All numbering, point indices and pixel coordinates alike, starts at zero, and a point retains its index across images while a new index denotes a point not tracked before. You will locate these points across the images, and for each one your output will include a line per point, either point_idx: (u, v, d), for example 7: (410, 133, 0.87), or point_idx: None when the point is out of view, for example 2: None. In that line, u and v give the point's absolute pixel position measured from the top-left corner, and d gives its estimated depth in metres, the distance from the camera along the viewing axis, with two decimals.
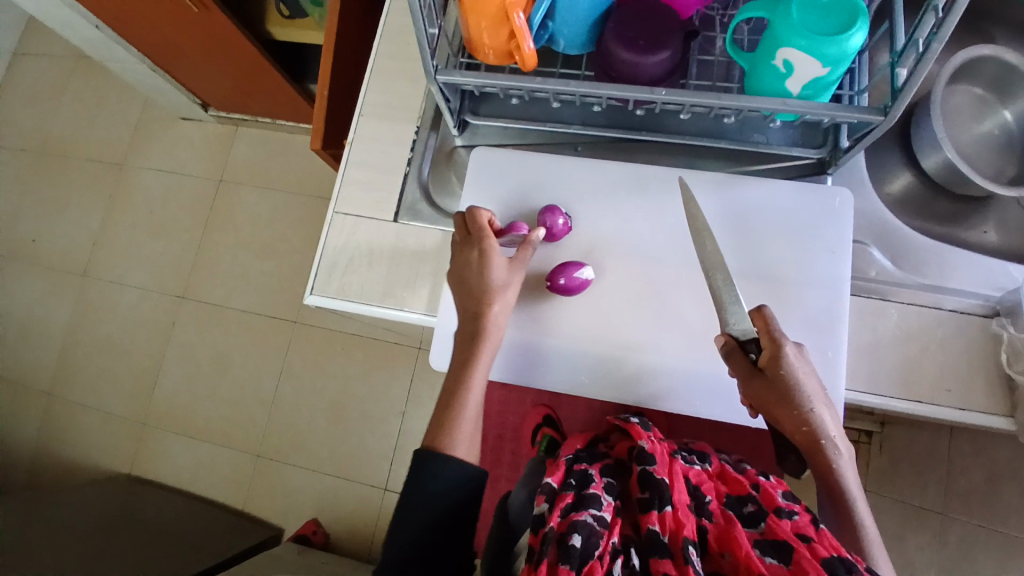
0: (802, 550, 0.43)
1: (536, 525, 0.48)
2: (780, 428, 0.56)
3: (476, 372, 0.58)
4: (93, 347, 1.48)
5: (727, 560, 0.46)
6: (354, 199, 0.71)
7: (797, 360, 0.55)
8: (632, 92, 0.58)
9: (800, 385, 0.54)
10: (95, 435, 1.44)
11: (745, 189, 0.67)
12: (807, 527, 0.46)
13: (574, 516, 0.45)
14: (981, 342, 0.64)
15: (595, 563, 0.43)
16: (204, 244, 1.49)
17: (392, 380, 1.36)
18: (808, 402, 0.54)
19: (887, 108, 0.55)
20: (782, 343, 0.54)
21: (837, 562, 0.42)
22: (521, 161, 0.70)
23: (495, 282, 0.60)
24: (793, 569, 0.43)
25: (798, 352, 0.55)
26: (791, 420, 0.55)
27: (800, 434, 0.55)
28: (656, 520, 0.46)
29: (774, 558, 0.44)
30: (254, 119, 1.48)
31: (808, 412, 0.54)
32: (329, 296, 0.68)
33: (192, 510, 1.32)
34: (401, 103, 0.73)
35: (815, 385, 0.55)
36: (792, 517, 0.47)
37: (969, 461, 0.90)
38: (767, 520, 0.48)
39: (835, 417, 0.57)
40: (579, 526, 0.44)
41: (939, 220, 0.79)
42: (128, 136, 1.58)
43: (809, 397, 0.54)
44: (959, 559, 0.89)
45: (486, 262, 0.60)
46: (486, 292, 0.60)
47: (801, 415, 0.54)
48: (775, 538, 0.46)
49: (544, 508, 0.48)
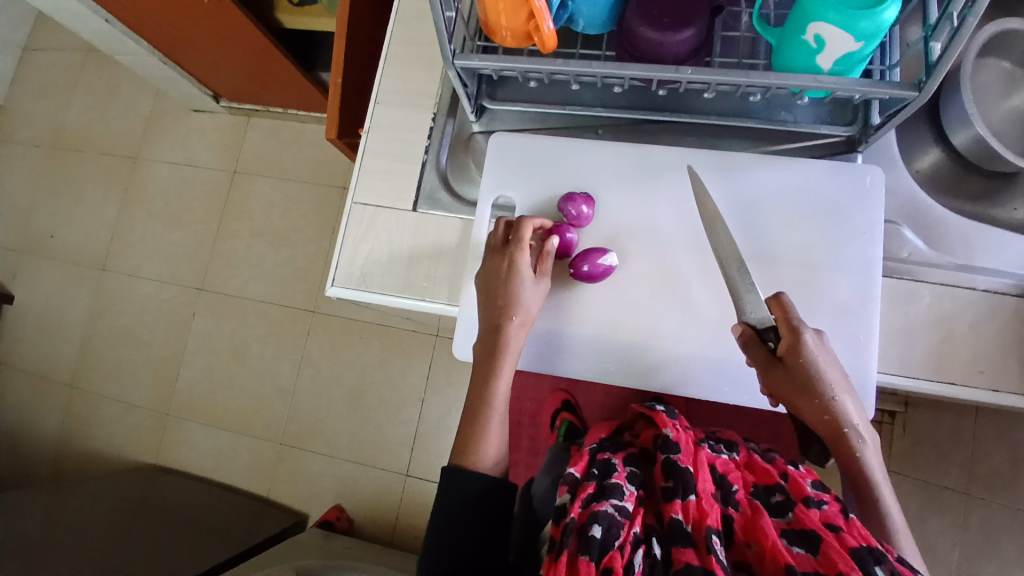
0: (831, 540, 0.43)
1: (558, 515, 0.47)
2: (802, 418, 0.54)
3: (505, 363, 0.59)
4: (114, 339, 1.50)
5: (753, 550, 0.45)
6: (371, 189, 0.70)
7: (817, 347, 0.54)
8: (656, 72, 0.56)
9: (822, 372, 0.53)
10: (120, 425, 1.46)
11: (775, 172, 0.66)
12: (836, 517, 0.45)
13: (595, 506, 0.45)
14: (1014, 323, 0.62)
15: (614, 554, 0.42)
16: (220, 236, 1.49)
17: (409, 368, 1.36)
18: (830, 390, 0.53)
19: (921, 83, 0.53)
20: (799, 331, 0.53)
21: (865, 553, 0.42)
22: (540, 146, 0.69)
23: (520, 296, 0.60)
24: (822, 560, 0.42)
25: (819, 340, 0.54)
26: (812, 409, 0.53)
27: (821, 423, 0.54)
28: (679, 509, 0.45)
29: (802, 548, 0.44)
30: (265, 109, 1.48)
31: (829, 401, 0.53)
32: (349, 287, 0.68)
33: (217, 497, 1.34)
34: (417, 89, 0.72)
35: (837, 372, 0.54)
36: (821, 507, 0.47)
37: (997, 443, 0.89)
38: (795, 510, 0.47)
39: (860, 406, 0.55)
40: (599, 517, 0.43)
41: (970, 200, 0.76)
42: (140, 129, 1.58)
43: (830, 385, 0.53)
44: (985, 540, 0.88)
45: (513, 272, 0.60)
46: (515, 286, 0.59)
47: (823, 404, 0.53)
48: (802, 528, 0.45)
49: (566, 499, 0.47)
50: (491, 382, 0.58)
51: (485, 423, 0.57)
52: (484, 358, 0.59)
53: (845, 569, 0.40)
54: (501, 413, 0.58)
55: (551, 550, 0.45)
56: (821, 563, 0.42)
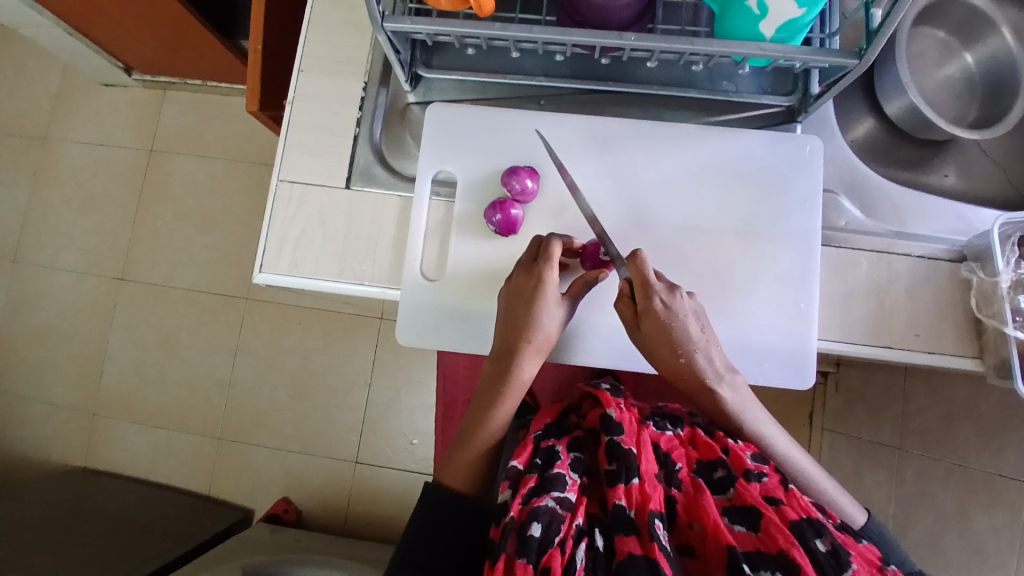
0: (770, 515, 0.47)
1: (501, 515, 0.49)
2: (664, 370, 0.57)
3: (484, 388, 0.59)
4: (30, 336, 1.37)
5: (695, 531, 0.49)
6: (299, 166, 0.65)
7: (679, 305, 0.56)
8: (599, 38, 0.54)
9: (678, 330, 0.55)
10: (41, 429, 1.35)
11: (717, 142, 0.65)
12: (775, 489, 0.50)
13: (535, 502, 0.47)
14: (950, 288, 0.63)
15: (553, 552, 0.44)
16: (141, 220, 1.37)
17: (355, 353, 1.31)
18: (685, 346, 0.56)
19: (862, 51, 0.53)
20: (653, 299, 0.55)
21: (805, 525, 0.47)
22: (477, 118, 0.65)
23: (542, 322, 0.58)
24: (761, 535, 0.46)
25: (679, 298, 0.56)
26: (677, 366, 0.57)
27: (688, 376, 0.57)
28: (622, 494, 0.48)
29: (743, 526, 0.48)
30: (184, 81, 1.36)
31: (692, 355, 0.56)
32: (280, 272, 0.63)
33: (154, 498, 1.26)
34: (346, 56, 0.67)
35: (701, 325, 0.56)
36: (761, 480, 0.51)
37: (927, 399, 0.95)
38: (735, 485, 0.51)
39: (722, 355, 0.58)
40: (539, 514, 0.46)
41: (903, 165, 0.79)
42: (44, 104, 1.42)
43: (691, 339, 0.56)
44: (917, 491, 0.94)
45: (538, 293, 0.58)
46: (507, 309, 0.59)
47: (688, 359, 0.56)
48: (743, 504, 0.49)
49: (507, 496, 0.50)
50: (484, 420, 0.58)
51: (466, 461, 0.57)
52: (481, 405, 0.58)
53: (785, 544, 0.45)
54: (477, 445, 0.57)
55: (490, 553, 0.47)
56: (761, 539, 0.46)
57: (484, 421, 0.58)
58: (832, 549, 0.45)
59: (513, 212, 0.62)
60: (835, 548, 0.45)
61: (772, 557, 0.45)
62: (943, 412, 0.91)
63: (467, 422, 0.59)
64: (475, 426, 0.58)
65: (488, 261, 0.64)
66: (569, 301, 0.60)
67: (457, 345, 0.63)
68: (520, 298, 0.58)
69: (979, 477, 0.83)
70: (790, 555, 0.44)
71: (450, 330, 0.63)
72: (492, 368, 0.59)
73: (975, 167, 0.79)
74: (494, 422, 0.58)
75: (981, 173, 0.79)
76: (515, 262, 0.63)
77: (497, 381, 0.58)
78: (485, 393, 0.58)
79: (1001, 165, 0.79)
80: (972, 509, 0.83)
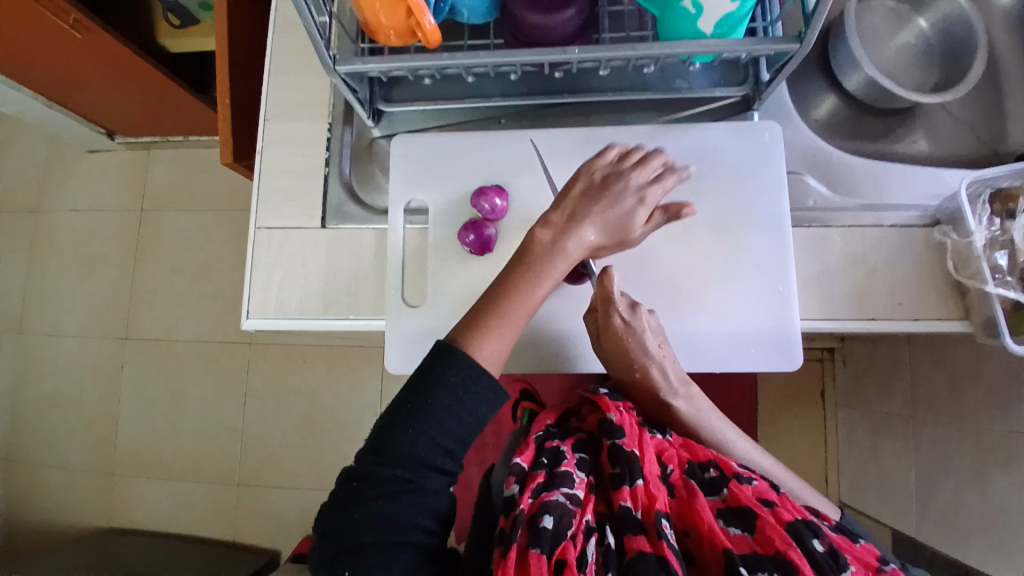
0: (766, 516, 0.47)
1: (507, 508, 0.50)
2: (624, 380, 0.61)
3: (530, 262, 0.54)
4: (42, 405, 1.39)
5: (690, 537, 0.49)
6: (274, 211, 0.67)
7: (639, 323, 0.59)
8: (545, 54, 0.55)
9: (635, 346, 0.59)
10: (63, 494, 1.36)
11: (678, 138, 0.66)
12: (768, 492, 0.50)
13: (545, 497, 0.48)
14: (928, 254, 0.64)
15: (567, 545, 0.45)
16: (138, 279, 1.40)
17: (361, 384, 1.32)
18: (641, 361, 0.59)
19: (801, 35, 0.54)
20: (611, 315, 0.59)
21: (801, 526, 0.47)
22: (441, 144, 0.67)
23: (634, 234, 0.58)
24: (758, 538, 0.47)
25: (637, 317, 0.59)
26: (633, 379, 0.60)
27: (643, 388, 0.60)
28: (628, 496, 0.49)
29: (738, 528, 0.48)
30: (166, 139, 1.39)
31: (647, 370, 0.59)
32: (267, 316, 0.65)
33: (179, 552, 1.27)
34: (309, 100, 0.69)
35: (659, 340, 0.60)
36: (753, 483, 0.51)
37: (930, 363, 0.94)
38: (729, 486, 0.51)
39: (677, 369, 0.61)
40: (551, 507, 0.46)
41: (870, 137, 0.80)
42: (34, 177, 1.45)
43: (648, 354, 0.59)
44: (934, 458, 0.93)
45: (637, 212, 0.58)
46: (584, 213, 0.56)
47: (645, 373, 0.59)
48: (737, 505, 0.49)
49: (515, 490, 0.50)
50: (524, 287, 0.53)
51: (501, 318, 0.52)
52: (521, 270, 0.54)
53: (782, 546, 0.45)
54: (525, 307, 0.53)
55: (501, 542, 0.48)
56: (757, 542, 0.47)
57: (529, 285, 0.54)
58: (830, 549, 0.45)
59: (487, 232, 0.63)
60: (833, 549, 0.45)
61: (768, 559, 0.45)
62: (948, 375, 0.91)
63: (501, 282, 0.54)
64: (521, 298, 0.53)
65: (465, 281, 0.65)
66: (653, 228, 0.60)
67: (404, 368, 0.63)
68: (611, 193, 0.58)
69: (991, 436, 0.83)
70: (787, 556, 0.45)
71: (406, 354, 0.63)
72: (554, 257, 0.55)
73: (942, 130, 0.80)
74: (537, 290, 0.54)
75: (947, 134, 0.80)
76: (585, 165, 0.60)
77: (534, 255, 0.55)
78: (520, 262, 0.55)
79: (968, 125, 0.80)
80: (988, 469, 0.83)
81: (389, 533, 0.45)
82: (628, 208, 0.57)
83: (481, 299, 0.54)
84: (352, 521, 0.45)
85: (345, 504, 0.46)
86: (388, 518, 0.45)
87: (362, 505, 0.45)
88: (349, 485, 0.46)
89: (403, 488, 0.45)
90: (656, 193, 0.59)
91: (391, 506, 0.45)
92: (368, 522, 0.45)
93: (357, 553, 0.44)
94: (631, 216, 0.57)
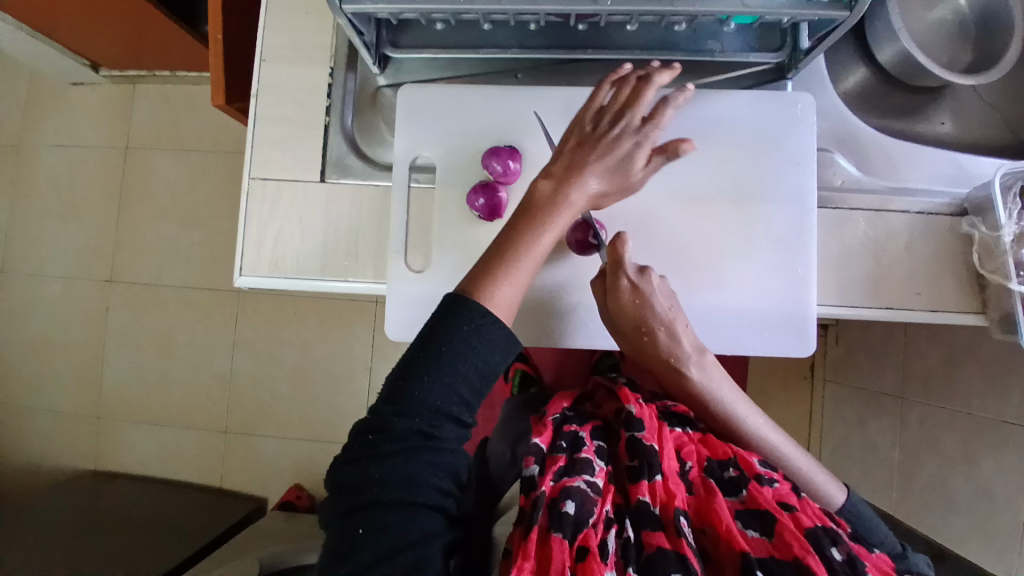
0: (785, 521, 0.46)
1: (528, 486, 0.48)
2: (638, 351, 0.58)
3: (535, 215, 0.51)
4: (26, 346, 1.36)
5: (707, 535, 0.48)
6: (269, 162, 0.62)
7: (648, 285, 0.56)
8: (573, 5, 0.51)
9: (644, 308, 0.56)
10: (50, 436, 1.35)
11: (704, 104, 0.62)
12: (789, 495, 0.49)
13: (567, 481, 0.48)
14: (950, 243, 0.62)
15: (589, 532, 0.44)
16: (123, 221, 1.34)
17: (352, 339, 1.30)
18: (650, 325, 0.56)
19: (852, 2, 0.50)
20: (620, 276, 0.55)
21: (820, 533, 0.46)
22: (451, 96, 0.62)
23: (633, 183, 0.53)
24: (776, 542, 0.46)
25: (646, 279, 0.56)
26: (641, 343, 0.57)
27: (653, 353, 0.57)
28: (646, 490, 0.48)
29: (756, 531, 0.47)
30: (152, 73, 1.31)
31: (656, 334, 0.56)
32: (261, 275, 0.61)
33: (168, 497, 1.27)
34: (308, 41, 0.63)
35: (670, 303, 0.56)
36: (773, 485, 0.50)
37: (928, 348, 0.94)
38: (748, 487, 0.50)
39: (691, 336, 0.58)
40: (573, 493, 0.46)
41: (896, 115, 0.76)
42: (12, 109, 1.37)
43: (658, 318, 0.56)
44: (921, 440, 0.94)
45: (635, 153, 0.52)
46: (580, 160, 0.52)
47: (653, 336, 0.56)
48: (756, 507, 0.48)
49: (534, 470, 0.50)
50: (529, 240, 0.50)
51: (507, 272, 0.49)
52: (524, 221, 0.51)
53: (801, 552, 0.44)
54: (534, 259, 0.51)
55: (518, 522, 0.47)
56: (775, 545, 0.46)
57: (532, 235, 0.50)
58: (848, 557, 0.45)
59: (498, 195, 0.60)
60: (852, 558, 0.44)
61: (786, 564, 0.44)
62: (945, 360, 0.90)
63: (506, 235, 0.51)
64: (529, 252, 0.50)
65: (471, 247, 0.61)
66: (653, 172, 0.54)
67: (403, 335, 0.61)
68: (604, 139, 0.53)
69: (983, 423, 0.83)
70: (805, 562, 0.44)
71: (409, 320, 0.61)
72: (559, 209, 0.51)
73: (970, 113, 0.76)
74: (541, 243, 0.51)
75: (976, 117, 0.76)
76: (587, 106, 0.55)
77: (537, 206, 0.51)
78: (526, 213, 0.51)
79: (998, 109, 0.77)
80: (976, 456, 0.84)
81: (405, 490, 0.43)
82: (626, 151, 0.52)
83: (486, 254, 0.51)
84: (369, 477, 0.43)
85: (362, 458, 0.44)
86: (406, 476, 0.43)
87: (379, 461, 0.43)
88: (364, 440, 0.44)
89: (420, 445, 0.43)
90: (654, 134, 0.53)
91: (409, 464, 0.43)
92: (383, 478, 0.43)
93: (373, 510, 0.42)
94: (628, 159, 0.52)
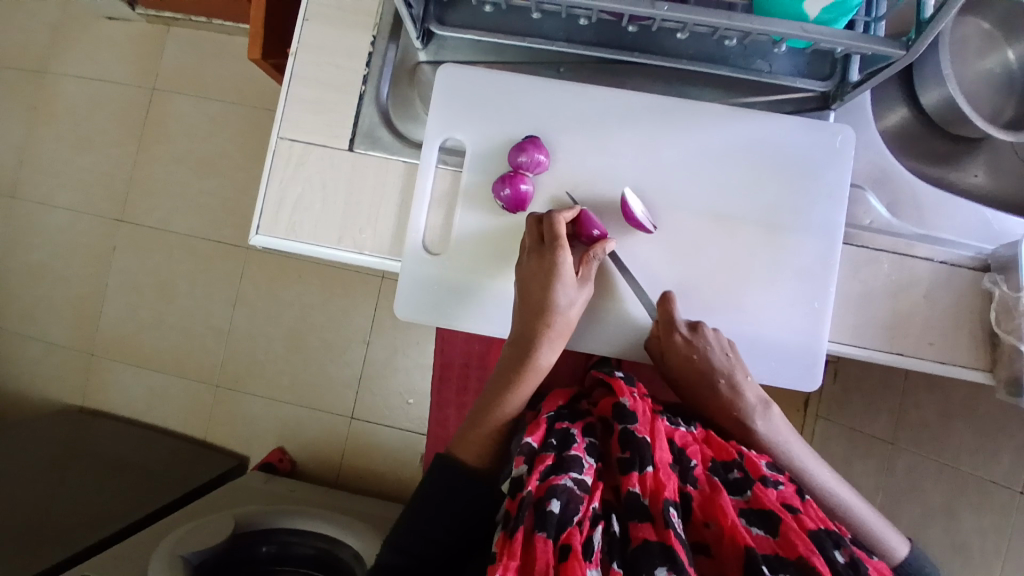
0: (789, 521, 0.46)
1: (513, 489, 0.49)
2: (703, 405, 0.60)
3: (509, 378, 0.58)
4: (27, 273, 1.36)
5: (710, 530, 0.47)
6: (300, 122, 0.62)
7: (700, 339, 0.59)
8: (630, 6, 0.49)
9: (702, 357, 0.58)
10: (40, 366, 1.35)
11: (745, 125, 0.61)
12: (793, 497, 0.49)
13: (554, 480, 0.47)
14: (970, 296, 0.61)
15: (572, 530, 0.44)
16: (140, 162, 1.34)
17: (353, 311, 1.30)
18: (709, 374, 0.58)
19: (909, 41, 0.49)
20: (672, 333, 0.59)
21: (824, 536, 0.46)
22: (492, 79, 0.62)
23: (568, 313, 0.58)
24: (780, 540, 0.46)
25: (701, 334, 0.59)
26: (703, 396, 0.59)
27: (716, 405, 0.59)
28: (637, 482, 0.48)
29: (761, 528, 0.47)
30: (187, 18, 1.30)
31: (717, 385, 0.59)
32: (277, 236, 0.61)
33: (149, 441, 1.27)
34: (353, 5, 0.62)
35: (726, 353, 0.59)
36: (778, 487, 0.50)
37: (925, 398, 0.92)
38: (753, 488, 0.50)
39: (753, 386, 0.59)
40: (558, 492, 0.46)
41: (930, 160, 0.75)
42: (43, 35, 1.36)
43: (715, 368, 0.58)
44: (905, 486, 0.93)
45: (553, 279, 0.56)
46: (526, 316, 0.57)
47: (712, 386, 0.59)
48: (761, 508, 0.48)
49: (522, 470, 0.49)
50: (501, 403, 0.57)
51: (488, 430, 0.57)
52: (500, 383, 0.58)
53: (806, 551, 0.44)
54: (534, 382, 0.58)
55: (504, 524, 0.47)
56: (779, 543, 0.46)
57: (511, 391, 0.57)
58: (851, 560, 0.45)
59: (523, 187, 0.59)
60: (854, 560, 0.45)
61: (790, 562, 0.44)
62: (940, 412, 0.89)
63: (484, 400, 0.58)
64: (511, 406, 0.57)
65: (492, 238, 0.61)
66: (589, 284, 0.59)
67: (412, 317, 0.61)
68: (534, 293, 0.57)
69: (971, 479, 0.83)
70: (810, 562, 0.44)
71: (420, 301, 0.61)
72: (520, 364, 0.57)
73: (1007, 169, 0.75)
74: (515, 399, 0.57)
75: (1011, 173, 0.75)
76: (519, 239, 0.61)
77: (515, 368, 0.57)
78: (505, 371, 0.58)
79: None
80: (959, 509, 0.84)
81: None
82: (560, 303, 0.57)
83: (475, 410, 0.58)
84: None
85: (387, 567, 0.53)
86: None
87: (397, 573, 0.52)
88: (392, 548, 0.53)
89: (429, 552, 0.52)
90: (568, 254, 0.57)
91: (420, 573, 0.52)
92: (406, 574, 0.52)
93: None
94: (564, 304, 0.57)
